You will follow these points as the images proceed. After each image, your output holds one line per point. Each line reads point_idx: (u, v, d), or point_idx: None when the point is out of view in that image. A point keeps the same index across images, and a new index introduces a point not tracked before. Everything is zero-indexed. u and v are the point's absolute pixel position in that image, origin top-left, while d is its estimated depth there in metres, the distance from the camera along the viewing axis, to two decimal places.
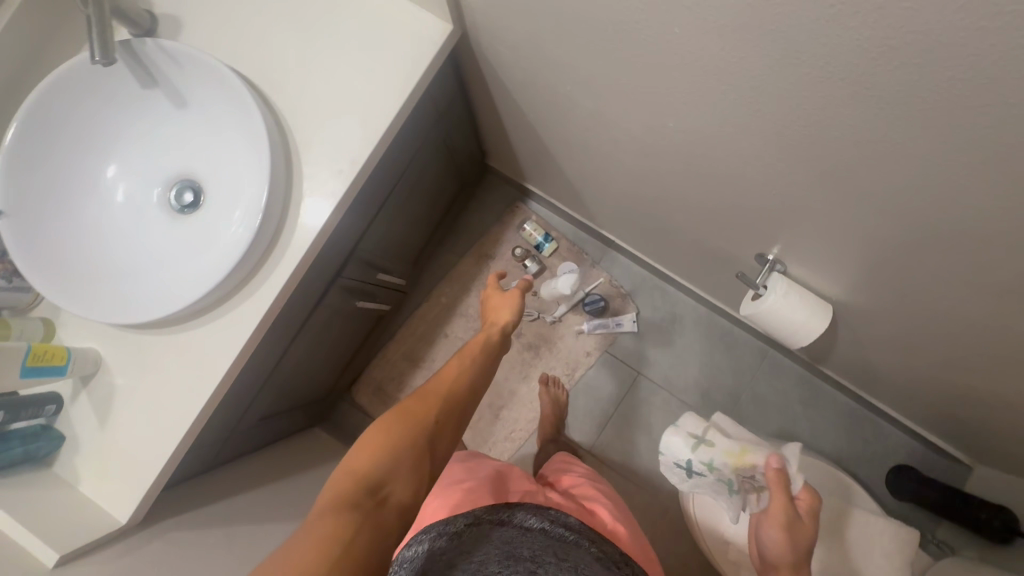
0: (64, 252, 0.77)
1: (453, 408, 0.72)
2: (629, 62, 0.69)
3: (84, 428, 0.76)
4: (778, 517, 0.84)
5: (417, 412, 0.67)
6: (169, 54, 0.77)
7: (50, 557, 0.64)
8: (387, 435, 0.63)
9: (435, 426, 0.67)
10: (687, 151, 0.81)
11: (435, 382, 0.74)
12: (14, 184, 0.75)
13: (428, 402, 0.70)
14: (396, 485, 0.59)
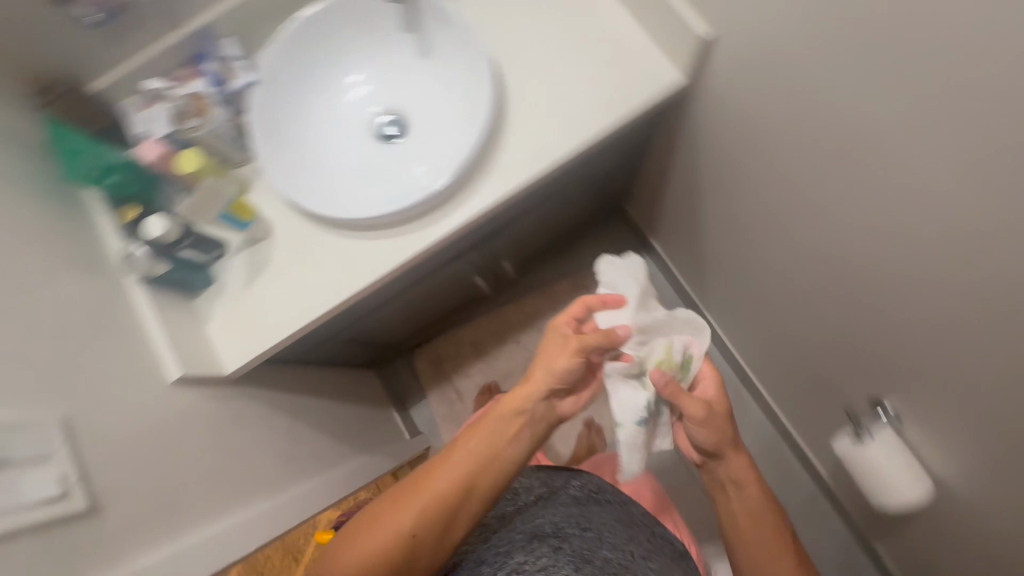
0: (282, 133, 0.87)
1: (473, 471, 0.67)
2: (839, 175, 0.71)
3: (233, 281, 0.85)
4: (696, 414, 0.67)
5: (428, 486, 0.68)
6: (440, 11, 0.87)
7: (174, 373, 0.72)
8: (414, 489, 0.69)
9: (442, 513, 0.67)
10: (849, 277, 0.81)
11: (463, 453, 0.68)
12: (273, 63, 0.87)
13: (446, 474, 0.68)
14: None
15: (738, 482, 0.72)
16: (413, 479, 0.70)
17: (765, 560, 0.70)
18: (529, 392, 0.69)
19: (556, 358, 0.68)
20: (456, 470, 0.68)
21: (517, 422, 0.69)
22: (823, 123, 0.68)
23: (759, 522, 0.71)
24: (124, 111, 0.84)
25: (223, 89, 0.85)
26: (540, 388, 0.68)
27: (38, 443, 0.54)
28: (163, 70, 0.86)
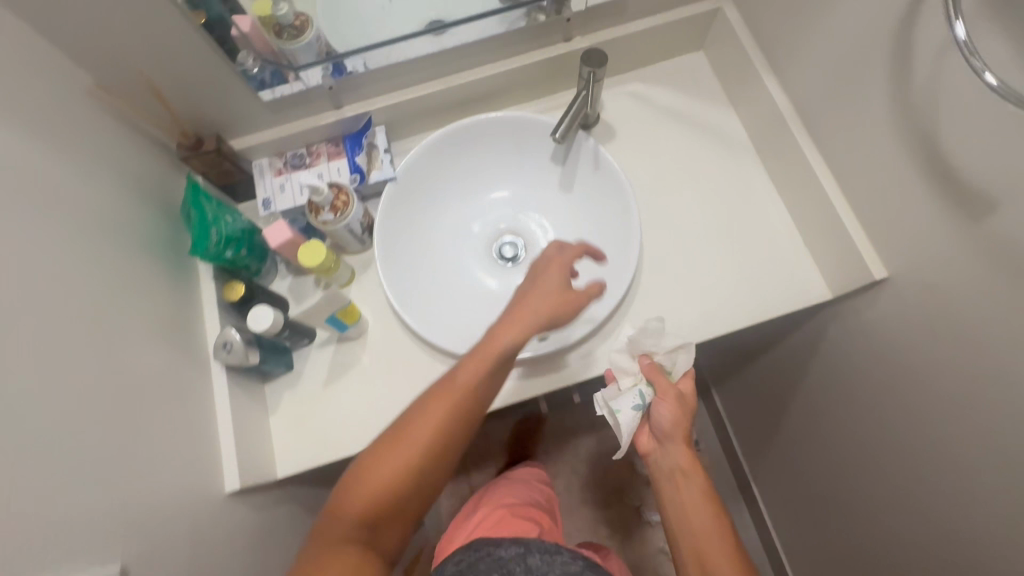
0: (403, 232, 0.85)
1: (454, 433, 0.64)
2: (983, 469, 0.65)
3: (311, 373, 0.79)
4: (670, 403, 0.71)
5: (411, 436, 0.63)
6: (596, 158, 0.85)
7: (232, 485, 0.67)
8: (388, 448, 0.62)
9: (444, 448, 0.63)
10: (958, 560, 0.73)
11: (442, 398, 0.64)
12: (416, 162, 0.84)
13: (430, 417, 0.63)
14: (391, 530, 0.63)
15: (669, 438, 0.73)
16: (394, 429, 0.63)
17: (686, 527, 0.69)
18: (505, 336, 0.66)
19: (504, 335, 0.66)
20: (438, 424, 0.63)
21: (501, 363, 0.66)
22: (987, 422, 0.61)
23: (702, 505, 0.69)
24: (258, 167, 0.83)
25: (362, 179, 0.82)
26: (511, 335, 0.66)
27: None
28: (306, 140, 0.84)
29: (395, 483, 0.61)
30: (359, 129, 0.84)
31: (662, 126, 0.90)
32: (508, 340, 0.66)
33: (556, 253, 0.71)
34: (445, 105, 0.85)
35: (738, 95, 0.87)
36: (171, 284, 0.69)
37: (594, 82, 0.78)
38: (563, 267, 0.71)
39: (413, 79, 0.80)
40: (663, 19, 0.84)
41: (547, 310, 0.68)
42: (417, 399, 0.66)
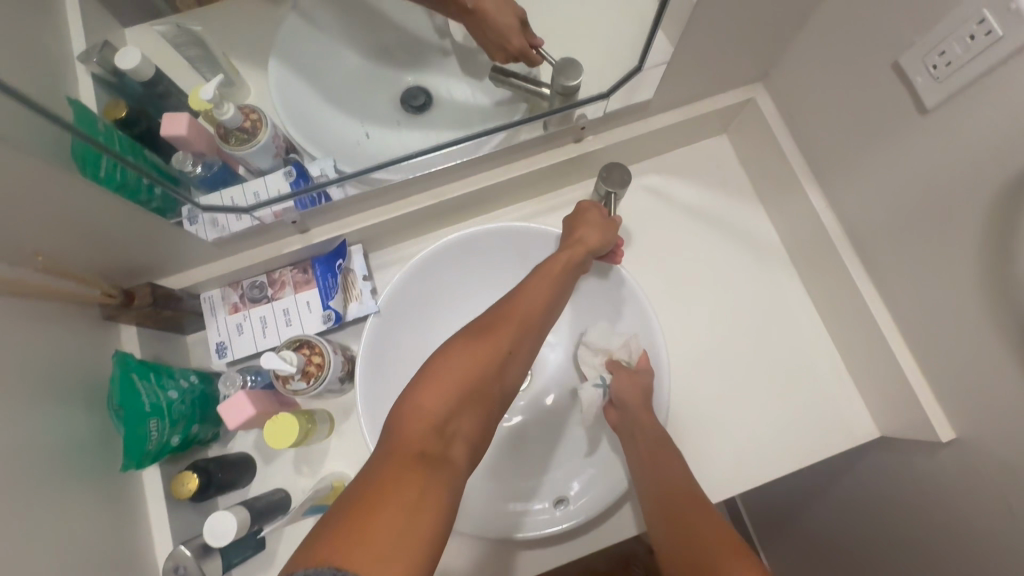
0: (390, 368, 0.72)
1: (449, 436, 0.51)
2: None
3: (285, 554, 0.67)
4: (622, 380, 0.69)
5: (409, 428, 0.49)
6: (611, 276, 0.73)
7: None
8: (392, 440, 0.49)
9: (438, 424, 0.51)
10: None
11: (451, 374, 0.53)
12: (402, 284, 0.71)
13: (439, 386, 0.52)
14: (458, 429, 0.52)
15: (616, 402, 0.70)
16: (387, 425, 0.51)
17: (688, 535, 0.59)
18: (521, 351, 0.59)
19: (536, 295, 0.62)
20: (430, 410, 0.51)
21: (499, 361, 0.56)
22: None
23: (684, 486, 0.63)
24: (207, 302, 0.69)
25: (336, 317, 0.68)
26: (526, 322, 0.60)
27: None
28: (267, 267, 0.69)
29: (441, 406, 0.51)
30: (330, 251, 0.70)
31: (682, 228, 0.79)
32: (529, 320, 0.61)
33: (604, 237, 0.67)
34: (433, 217, 0.72)
35: (769, 197, 0.77)
36: (98, 491, 0.55)
37: (614, 200, 0.67)
38: (573, 270, 0.66)
39: (399, 195, 0.68)
40: (687, 113, 0.72)
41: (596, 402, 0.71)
42: (390, 419, 0.52)
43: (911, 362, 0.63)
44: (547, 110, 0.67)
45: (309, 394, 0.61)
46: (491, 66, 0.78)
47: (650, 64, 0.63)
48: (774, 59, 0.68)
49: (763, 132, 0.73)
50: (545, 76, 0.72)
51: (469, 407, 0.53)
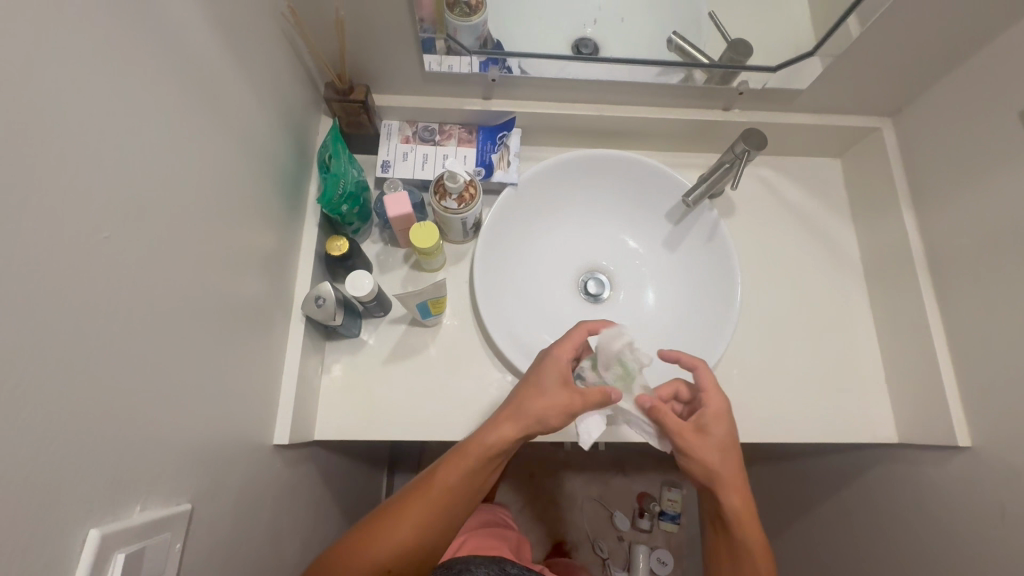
0: (506, 235, 0.83)
1: (410, 561, 0.61)
2: None
3: (374, 348, 0.78)
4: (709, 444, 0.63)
5: (382, 541, 0.61)
6: (713, 231, 0.84)
7: (281, 438, 0.65)
8: (358, 553, 0.60)
9: (388, 564, 0.60)
10: None
11: (419, 509, 0.63)
12: (542, 175, 0.83)
13: (407, 522, 0.62)
14: (404, 565, 0.61)
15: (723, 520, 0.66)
16: (366, 526, 0.63)
17: None
18: (475, 477, 0.65)
19: (499, 426, 0.64)
20: (389, 544, 0.61)
21: (440, 501, 0.64)
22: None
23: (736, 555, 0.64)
24: (386, 128, 0.81)
25: (486, 174, 0.80)
26: (461, 471, 0.64)
27: (162, 552, 0.40)
28: (442, 118, 0.82)
29: (400, 540, 0.61)
30: (496, 124, 0.82)
31: (780, 217, 0.89)
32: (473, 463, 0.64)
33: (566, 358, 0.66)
34: (585, 129, 0.84)
35: (865, 218, 0.87)
36: (281, 220, 0.67)
37: (744, 160, 0.77)
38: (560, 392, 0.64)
39: (569, 98, 0.80)
40: (821, 120, 0.84)
41: (591, 400, 0.63)
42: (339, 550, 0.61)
43: (951, 374, 0.72)
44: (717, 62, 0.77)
45: (450, 216, 0.72)
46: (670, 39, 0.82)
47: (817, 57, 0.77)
48: (913, 95, 0.79)
49: (880, 158, 0.84)
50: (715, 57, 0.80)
51: (416, 540, 0.62)
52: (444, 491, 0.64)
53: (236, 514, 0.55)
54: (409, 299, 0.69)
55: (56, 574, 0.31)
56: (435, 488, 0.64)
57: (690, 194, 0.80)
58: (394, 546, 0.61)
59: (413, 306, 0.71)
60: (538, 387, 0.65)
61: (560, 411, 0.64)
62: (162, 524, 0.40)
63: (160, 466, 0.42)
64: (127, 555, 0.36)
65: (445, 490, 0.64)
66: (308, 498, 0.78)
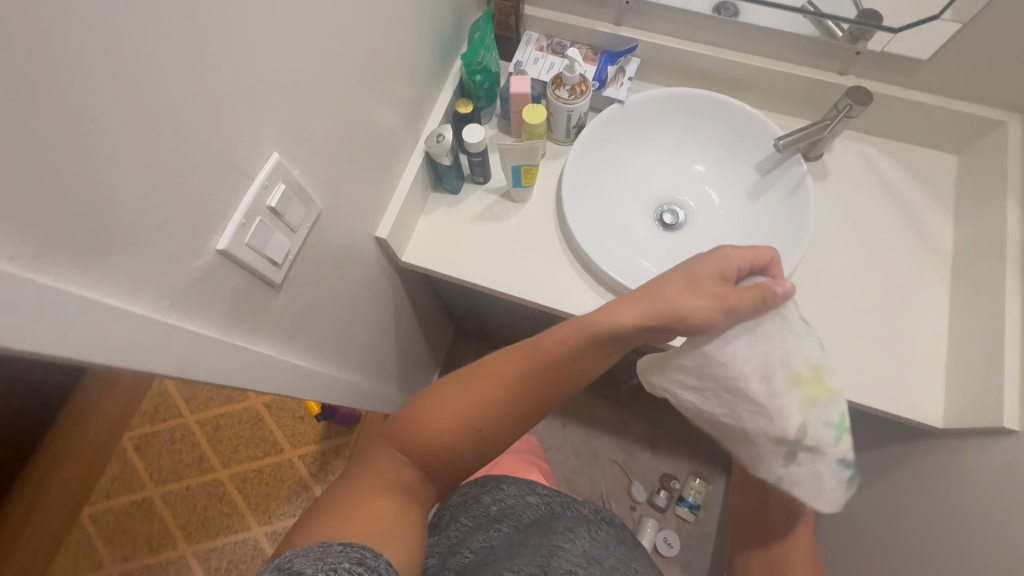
0: (603, 146, 0.93)
1: (495, 432, 0.60)
2: None
3: (467, 206, 0.92)
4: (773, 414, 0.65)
5: (476, 394, 0.60)
6: (798, 185, 0.87)
7: (382, 233, 0.81)
8: (453, 399, 0.60)
9: (478, 425, 0.59)
10: None
11: (513, 368, 0.60)
12: (650, 102, 0.92)
13: (508, 384, 0.60)
14: (496, 429, 0.60)
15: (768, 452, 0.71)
16: (453, 377, 0.62)
17: None
18: (574, 359, 0.60)
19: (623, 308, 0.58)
20: (479, 401, 0.59)
21: (537, 374, 0.60)
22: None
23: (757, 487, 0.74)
24: (527, 37, 0.95)
25: (599, 88, 0.91)
26: (571, 339, 0.59)
27: (300, 215, 0.55)
28: (575, 37, 0.95)
29: (495, 401, 0.60)
30: (619, 50, 0.93)
31: (874, 193, 0.90)
32: (580, 341, 0.59)
33: (728, 260, 0.58)
34: (697, 70, 0.92)
35: (967, 210, 0.85)
36: (428, 73, 0.83)
37: (846, 116, 0.81)
38: (716, 290, 0.56)
39: (690, 34, 0.89)
40: (939, 102, 0.84)
41: (752, 299, 0.56)
42: (428, 398, 0.61)
43: (1016, 360, 0.69)
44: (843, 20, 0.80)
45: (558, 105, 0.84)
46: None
47: (948, 19, 0.75)
48: None
49: (998, 153, 0.82)
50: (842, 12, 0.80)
51: (508, 412, 0.60)
52: (552, 360, 0.60)
53: (338, 261, 0.71)
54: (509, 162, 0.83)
55: (252, 162, 0.47)
56: (538, 352, 0.60)
57: (783, 137, 0.84)
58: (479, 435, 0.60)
59: (508, 169, 0.84)
60: (701, 283, 0.57)
61: (710, 304, 0.56)
62: (305, 198, 0.56)
63: (312, 165, 0.58)
64: (285, 190, 0.52)
65: (554, 355, 0.60)
66: (383, 312, 0.94)
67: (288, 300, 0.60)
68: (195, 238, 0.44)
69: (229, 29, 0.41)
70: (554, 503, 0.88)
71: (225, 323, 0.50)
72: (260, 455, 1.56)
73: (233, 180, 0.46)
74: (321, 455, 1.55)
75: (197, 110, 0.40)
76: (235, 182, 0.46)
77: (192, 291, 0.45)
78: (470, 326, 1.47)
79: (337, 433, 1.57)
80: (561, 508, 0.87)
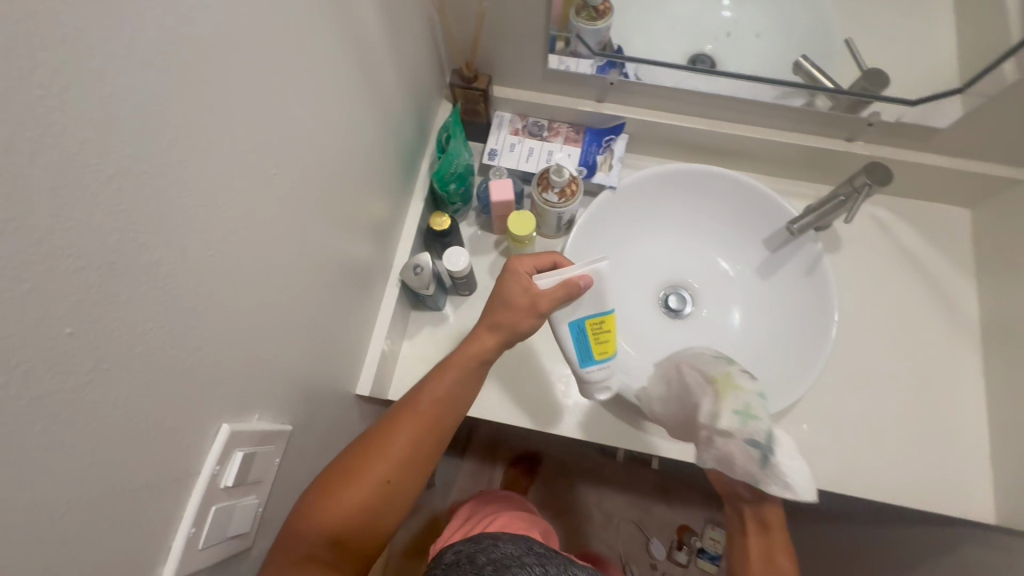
0: (597, 236, 0.83)
1: (408, 476, 0.57)
2: None
3: (455, 324, 0.81)
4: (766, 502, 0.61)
5: (384, 455, 0.56)
6: (814, 266, 0.80)
7: (364, 389, 0.70)
8: (354, 475, 0.54)
9: (389, 477, 0.55)
10: None
11: (399, 439, 0.57)
12: (644, 183, 0.83)
13: (402, 450, 0.56)
14: (395, 439, 0.56)
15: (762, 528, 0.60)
16: (343, 457, 0.56)
17: None
18: (464, 390, 0.62)
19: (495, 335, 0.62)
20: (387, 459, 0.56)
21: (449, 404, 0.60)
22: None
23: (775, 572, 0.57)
24: (498, 119, 0.84)
25: (587, 174, 0.82)
26: (451, 395, 0.60)
27: (264, 463, 0.44)
28: (553, 116, 0.84)
29: (404, 467, 0.56)
30: (604, 127, 0.83)
31: (890, 260, 0.84)
32: (471, 379, 0.62)
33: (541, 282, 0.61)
34: (691, 143, 0.83)
35: (990, 274, 0.80)
36: (394, 189, 0.72)
37: (864, 195, 0.73)
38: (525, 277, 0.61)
39: (683, 109, 0.79)
40: (954, 163, 0.78)
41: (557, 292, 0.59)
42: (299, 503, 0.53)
43: None
44: (848, 89, 0.73)
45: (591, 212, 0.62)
46: (797, 66, 0.76)
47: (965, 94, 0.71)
48: None
49: (1019, 213, 0.77)
50: (845, 82, 0.74)
51: (418, 466, 0.58)
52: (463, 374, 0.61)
53: (319, 448, 0.60)
54: (563, 319, 0.63)
55: (196, 454, 0.36)
56: (438, 409, 0.59)
57: (796, 221, 0.78)
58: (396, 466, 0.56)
59: (564, 331, 0.64)
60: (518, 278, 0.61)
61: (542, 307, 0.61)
62: (269, 437, 0.44)
63: (273, 388, 0.46)
64: (243, 454, 0.40)
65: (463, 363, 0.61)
66: None
67: (264, 544, 0.49)
68: None
69: (143, 332, 0.29)
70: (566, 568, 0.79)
71: None
72: None
73: (172, 496, 0.34)
74: None
75: (106, 463, 0.28)
76: (176, 492, 0.34)
77: None
78: None
79: None
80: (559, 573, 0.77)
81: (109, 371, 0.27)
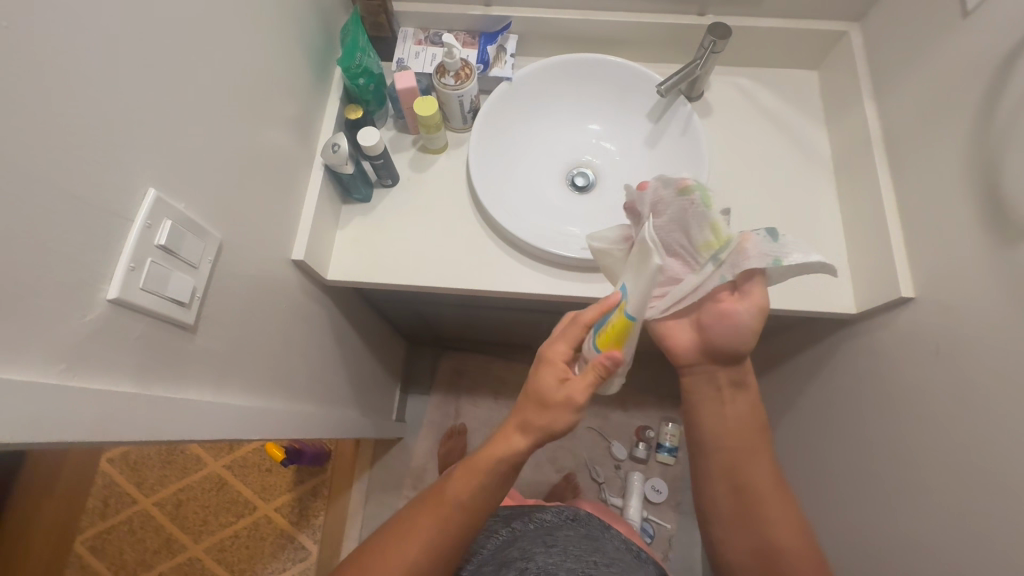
0: (502, 125, 0.94)
1: (423, 559, 0.62)
2: (935, 484, 0.69)
3: (382, 211, 0.91)
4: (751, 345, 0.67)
5: (399, 538, 0.63)
6: (687, 125, 0.92)
7: (297, 256, 0.79)
8: (376, 554, 0.62)
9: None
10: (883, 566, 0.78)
11: (417, 512, 0.64)
12: (537, 75, 0.94)
13: (420, 533, 0.62)
14: (412, 520, 0.64)
15: (737, 385, 0.72)
16: (381, 535, 0.65)
17: (750, 494, 0.70)
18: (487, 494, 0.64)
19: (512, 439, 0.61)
20: (407, 544, 0.62)
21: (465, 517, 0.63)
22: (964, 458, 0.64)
23: (748, 431, 0.71)
24: (402, 33, 0.94)
25: (484, 70, 0.93)
26: (468, 484, 0.63)
27: (197, 249, 0.53)
28: (449, 24, 0.95)
29: (420, 545, 0.62)
30: (496, 30, 0.95)
31: (755, 119, 0.97)
32: (487, 483, 0.63)
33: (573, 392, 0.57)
34: (572, 35, 0.96)
35: (834, 116, 0.94)
36: (309, 85, 0.82)
37: (713, 52, 0.86)
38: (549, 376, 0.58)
39: (559, 1, 0.92)
40: (788, 24, 0.92)
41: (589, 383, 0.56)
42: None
43: (898, 233, 0.78)
44: None
45: (648, 273, 0.55)
46: None
47: None
48: None
49: (847, 59, 0.91)
50: None
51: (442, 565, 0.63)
52: (490, 480, 0.62)
53: (256, 290, 0.69)
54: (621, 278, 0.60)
55: (127, 203, 0.45)
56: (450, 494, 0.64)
57: (664, 82, 0.89)
58: (405, 539, 0.63)
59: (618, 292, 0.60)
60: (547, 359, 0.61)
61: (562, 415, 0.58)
62: (199, 230, 0.53)
63: (199, 197, 0.55)
64: (173, 226, 0.49)
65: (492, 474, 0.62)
66: (319, 335, 0.91)
67: (209, 341, 0.58)
68: (81, 292, 0.41)
69: (68, 65, 0.39)
70: (546, 516, 1.03)
71: (141, 375, 0.48)
72: (233, 519, 1.47)
73: (109, 224, 0.43)
74: (298, 502, 1.49)
75: (48, 155, 0.38)
76: (113, 225, 0.44)
77: (90, 347, 0.42)
78: (419, 333, 1.46)
79: (309, 474, 1.52)
80: (525, 525, 1.00)
81: (37, 79, 0.37)
